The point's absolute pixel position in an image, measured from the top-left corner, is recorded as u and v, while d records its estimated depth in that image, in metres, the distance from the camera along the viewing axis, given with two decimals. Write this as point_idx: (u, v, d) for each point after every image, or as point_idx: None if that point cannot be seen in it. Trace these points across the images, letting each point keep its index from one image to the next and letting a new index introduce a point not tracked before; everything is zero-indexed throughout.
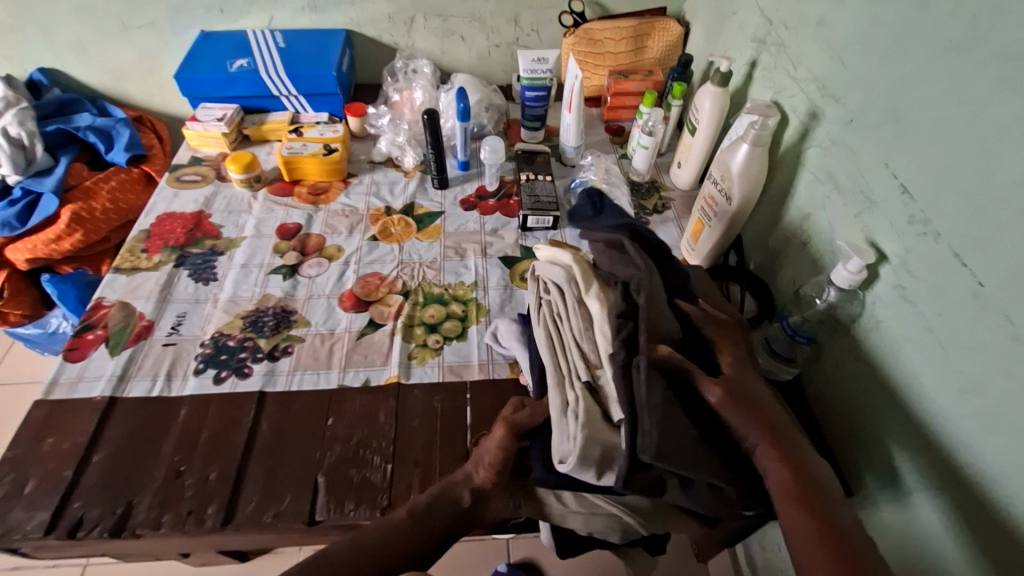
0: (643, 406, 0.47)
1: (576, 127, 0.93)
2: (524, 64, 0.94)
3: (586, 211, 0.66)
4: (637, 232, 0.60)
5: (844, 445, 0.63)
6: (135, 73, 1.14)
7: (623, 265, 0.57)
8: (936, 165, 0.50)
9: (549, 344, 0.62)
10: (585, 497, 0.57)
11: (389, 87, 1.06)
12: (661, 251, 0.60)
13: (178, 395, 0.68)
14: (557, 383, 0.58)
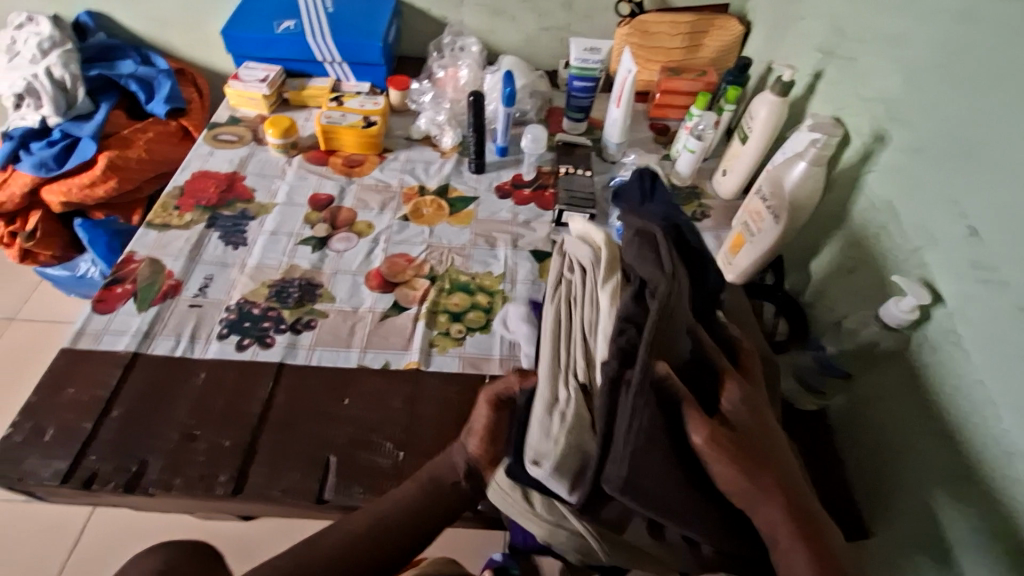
0: (623, 425, 0.43)
1: (622, 123, 0.90)
2: (575, 53, 0.90)
3: (633, 195, 0.58)
4: (679, 230, 0.53)
5: (869, 493, 0.61)
6: (179, 23, 1.13)
7: (649, 259, 0.50)
8: (1011, 209, 0.47)
9: (555, 327, 0.59)
10: (556, 505, 0.50)
11: (433, 63, 1.02)
12: (698, 255, 0.53)
13: (199, 358, 0.68)
14: (551, 377, 0.54)
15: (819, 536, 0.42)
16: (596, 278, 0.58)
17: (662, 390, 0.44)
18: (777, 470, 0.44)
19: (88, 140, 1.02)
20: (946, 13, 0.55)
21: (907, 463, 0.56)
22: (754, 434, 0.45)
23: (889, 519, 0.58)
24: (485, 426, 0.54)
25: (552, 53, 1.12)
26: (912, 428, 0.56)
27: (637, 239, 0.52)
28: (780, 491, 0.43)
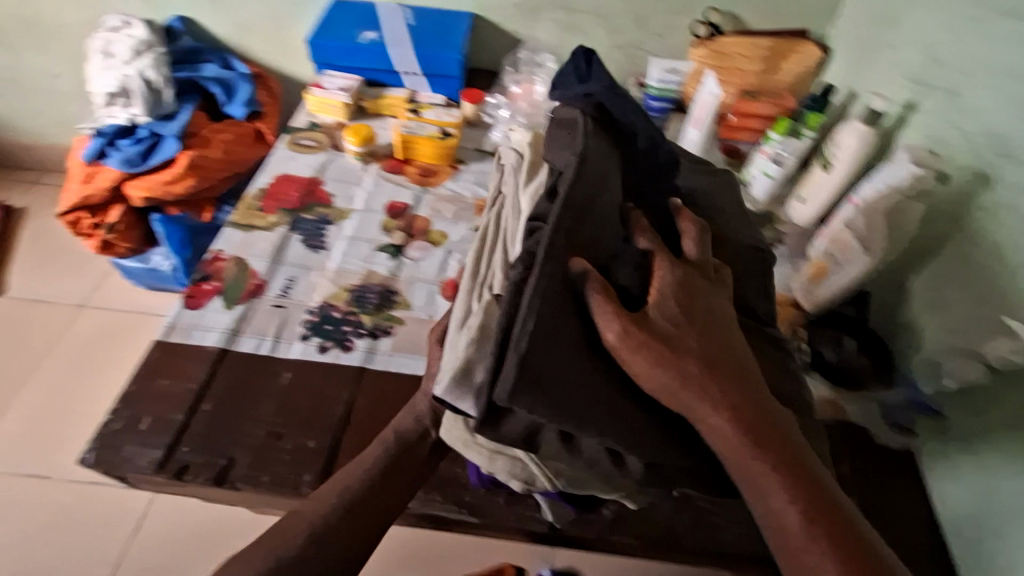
0: (520, 323, 0.43)
1: (699, 144, 0.88)
2: (655, 74, 0.91)
3: (570, 78, 0.57)
4: (601, 108, 0.54)
5: (958, 533, 0.61)
6: (260, 30, 1.16)
7: (563, 147, 0.52)
8: None
9: (481, 241, 0.65)
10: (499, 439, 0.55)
11: (507, 77, 1.03)
12: (621, 132, 0.55)
13: (283, 358, 0.69)
14: (468, 291, 0.60)
15: (760, 427, 0.43)
16: (517, 184, 0.65)
17: (570, 285, 0.45)
18: (707, 351, 0.44)
19: (172, 138, 1.06)
20: None
21: (1009, 513, 0.56)
22: (684, 318, 0.45)
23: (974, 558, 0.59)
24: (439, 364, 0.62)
25: (622, 70, 1.12)
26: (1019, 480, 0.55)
27: (559, 124, 0.54)
28: (708, 380, 0.43)
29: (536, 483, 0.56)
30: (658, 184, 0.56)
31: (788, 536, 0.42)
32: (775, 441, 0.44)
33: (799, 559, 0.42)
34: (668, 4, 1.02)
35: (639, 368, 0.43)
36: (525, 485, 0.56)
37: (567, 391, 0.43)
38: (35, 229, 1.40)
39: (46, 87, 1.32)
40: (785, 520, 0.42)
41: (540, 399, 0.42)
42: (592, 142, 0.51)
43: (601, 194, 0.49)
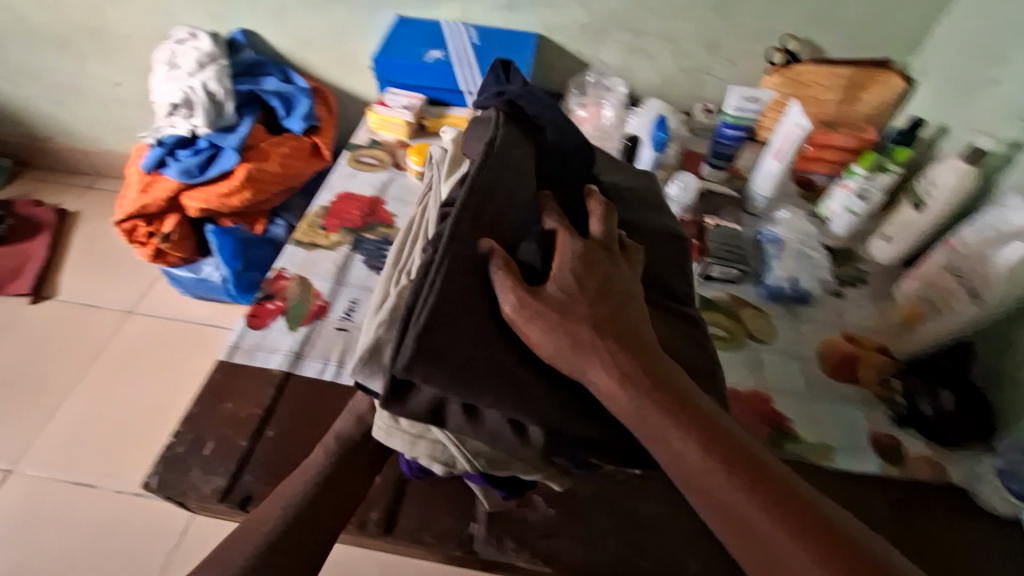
0: (426, 294, 0.44)
1: (778, 176, 0.86)
2: (734, 100, 0.88)
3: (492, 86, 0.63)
4: (514, 105, 0.58)
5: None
6: (321, 46, 1.16)
7: (477, 140, 0.57)
8: None
9: (407, 229, 0.61)
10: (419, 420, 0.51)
11: (573, 100, 1.00)
12: (534, 124, 0.58)
13: (347, 385, 0.67)
14: (387, 278, 0.56)
15: (660, 383, 0.43)
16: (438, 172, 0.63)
17: (477, 261, 0.46)
18: (600, 316, 0.45)
19: (230, 150, 1.06)
20: None
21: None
22: (577, 286, 0.46)
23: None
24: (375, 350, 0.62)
25: (688, 95, 1.09)
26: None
27: (478, 121, 0.59)
28: (599, 339, 0.44)
29: (455, 465, 0.52)
30: (571, 172, 0.58)
31: (710, 495, 0.40)
32: (679, 398, 0.43)
33: (730, 520, 0.39)
34: (743, 29, 0.98)
35: (533, 335, 0.44)
36: (446, 468, 0.52)
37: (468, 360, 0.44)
38: (87, 233, 1.42)
39: (108, 95, 1.34)
40: (700, 477, 0.40)
41: (442, 367, 0.42)
42: (505, 138, 0.55)
43: (506, 179, 0.51)
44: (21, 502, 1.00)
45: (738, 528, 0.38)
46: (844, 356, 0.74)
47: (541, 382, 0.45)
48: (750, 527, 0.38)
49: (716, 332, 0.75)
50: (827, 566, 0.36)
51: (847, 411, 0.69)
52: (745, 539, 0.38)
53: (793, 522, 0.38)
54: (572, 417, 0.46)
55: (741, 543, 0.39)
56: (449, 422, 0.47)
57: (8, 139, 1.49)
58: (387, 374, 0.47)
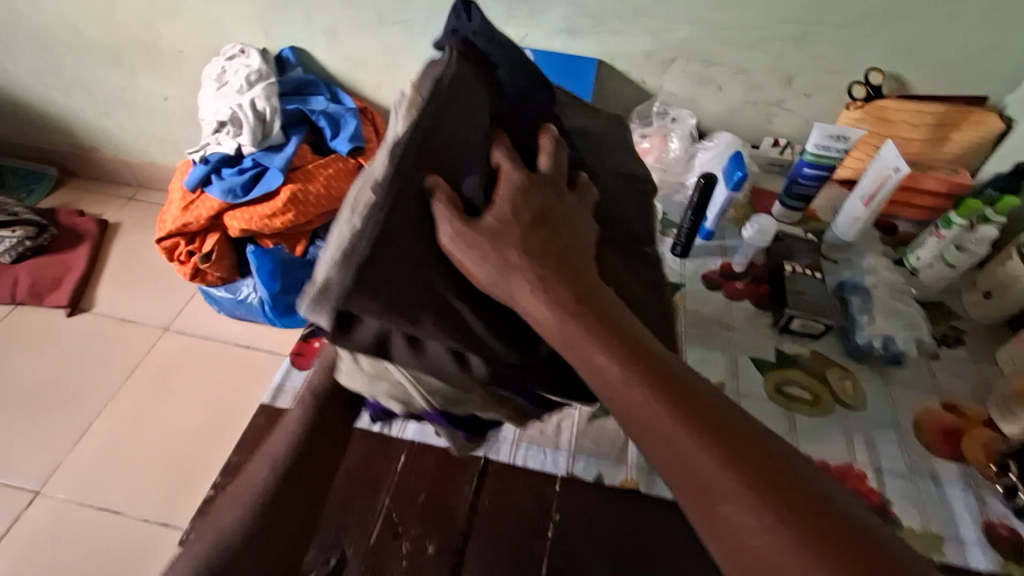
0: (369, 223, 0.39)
1: (863, 223, 0.80)
2: (817, 138, 0.81)
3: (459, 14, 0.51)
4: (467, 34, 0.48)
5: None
6: (371, 65, 1.13)
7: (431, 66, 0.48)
8: None
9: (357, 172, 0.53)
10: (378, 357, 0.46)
11: (635, 130, 0.94)
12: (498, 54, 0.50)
13: (398, 437, 0.62)
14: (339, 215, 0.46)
15: (594, 312, 0.39)
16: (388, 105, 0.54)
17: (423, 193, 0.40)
18: (538, 247, 0.41)
19: (276, 170, 1.03)
20: None
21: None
22: (513, 215, 0.42)
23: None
24: None
25: (755, 126, 1.02)
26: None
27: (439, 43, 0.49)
28: (533, 266, 0.40)
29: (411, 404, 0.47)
30: (529, 109, 0.51)
31: (647, 430, 0.35)
32: (617, 330, 0.38)
33: (668, 460, 0.34)
34: (821, 60, 0.92)
35: (475, 264, 0.40)
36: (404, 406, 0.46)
37: (405, 290, 0.38)
38: (126, 246, 1.41)
39: (155, 108, 1.33)
40: (637, 412, 0.35)
41: (379, 297, 0.37)
42: (456, 72, 0.45)
43: (458, 109, 0.44)
44: (47, 527, 0.97)
45: (674, 465, 0.33)
46: (944, 429, 0.66)
47: (477, 313, 0.41)
48: (689, 465, 0.33)
49: (799, 393, 0.69)
50: (775, 506, 0.31)
51: (953, 494, 0.61)
52: (682, 478, 0.33)
53: (727, 450, 0.33)
54: (508, 352, 0.42)
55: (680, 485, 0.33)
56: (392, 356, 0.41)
57: (56, 148, 1.50)
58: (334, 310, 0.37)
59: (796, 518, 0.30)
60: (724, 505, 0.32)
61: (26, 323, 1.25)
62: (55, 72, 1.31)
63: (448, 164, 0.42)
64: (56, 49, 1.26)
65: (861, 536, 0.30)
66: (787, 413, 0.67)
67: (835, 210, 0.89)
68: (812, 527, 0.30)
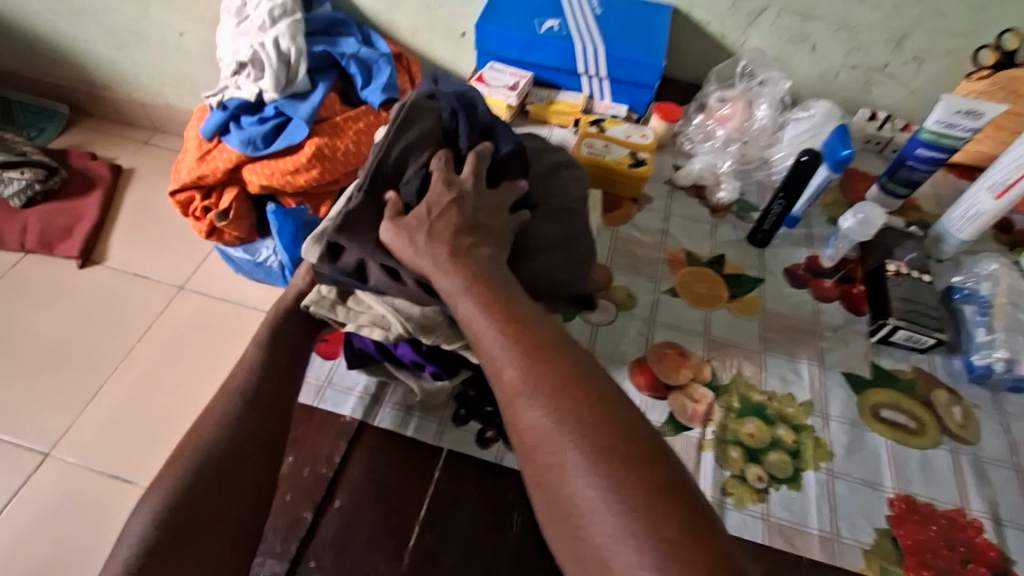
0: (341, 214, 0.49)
1: (989, 219, 0.66)
2: (940, 114, 0.67)
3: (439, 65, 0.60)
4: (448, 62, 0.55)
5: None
6: (409, 4, 0.99)
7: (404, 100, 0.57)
8: None
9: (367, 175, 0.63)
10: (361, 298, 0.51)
11: (715, 91, 0.81)
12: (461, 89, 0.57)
13: (434, 446, 0.54)
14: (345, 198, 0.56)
15: (513, 325, 0.41)
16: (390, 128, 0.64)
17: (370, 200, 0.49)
18: (451, 237, 0.46)
19: (300, 121, 0.92)
20: None
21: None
22: (436, 208, 0.47)
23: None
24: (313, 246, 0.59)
25: (850, 95, 0.88)
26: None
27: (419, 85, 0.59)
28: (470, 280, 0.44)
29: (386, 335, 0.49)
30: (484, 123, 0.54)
31: (506, 394, 0.39)
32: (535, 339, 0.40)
33: (517, 422, 0.38)
34: (946, 19, 0.77)
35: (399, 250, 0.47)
36: (384, 334, 0.49)
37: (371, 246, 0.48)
38: (141, 194, 1.32)
39: (171, 45, 1.22)
40: (502, 378, 0.39)
41: (343, 265, 0.48)
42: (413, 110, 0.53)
43: (411, 129, 0.51)
44: (56, 492, 0.93)
45: (521, 427, 0.37)
46: None
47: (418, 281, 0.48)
48: (542, 451, 0.36)
49: (900, 419, 0.59)
50: (624, 521, 0.32)
51: None
52: (527, 439, 0.37)
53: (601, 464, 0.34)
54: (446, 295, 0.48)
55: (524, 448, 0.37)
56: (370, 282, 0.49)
57: (68, 84, 1.40)
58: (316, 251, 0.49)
59: (614, 474, 0.33)
60: (555, 462, 0.35)
61: (36, 273, 1.18)
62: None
63: (390, 180, 0.50)
64: None
65: (673, 496, 0.33)
66: (884, 442, 0.57)
67: (939, 201, 0.78)
68: (626, 491, 0.33)
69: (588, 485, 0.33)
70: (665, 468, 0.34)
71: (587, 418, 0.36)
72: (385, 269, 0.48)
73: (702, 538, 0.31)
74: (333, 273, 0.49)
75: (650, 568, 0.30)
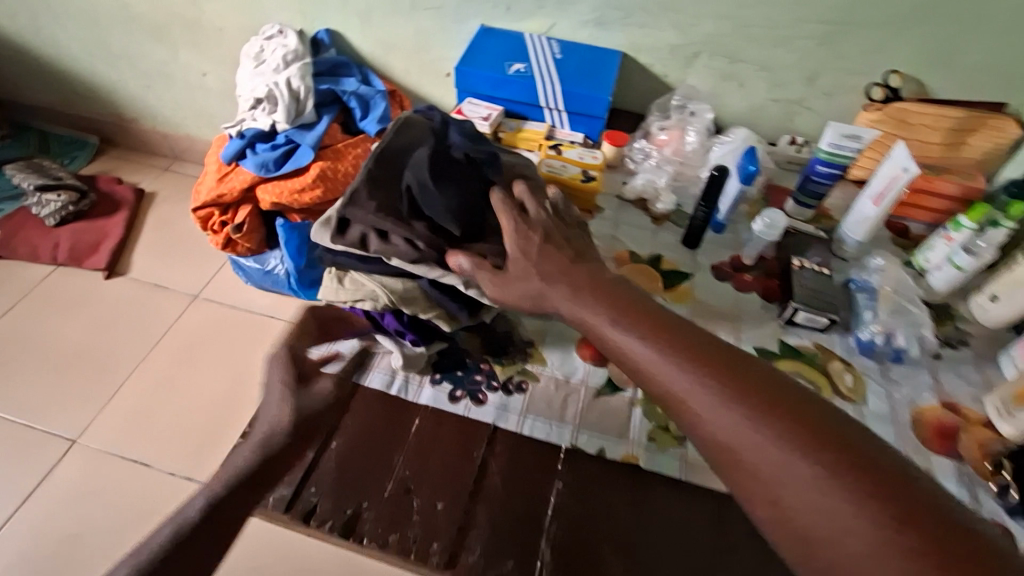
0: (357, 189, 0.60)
1: (874, 222, 0.80)
2: (831, 137, 0.83)
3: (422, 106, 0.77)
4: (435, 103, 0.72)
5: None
6: (403, 49, 1.16)
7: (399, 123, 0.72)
8: None
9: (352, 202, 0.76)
10: (357, 279, 0.63)
11: (656, 121, 0.97)
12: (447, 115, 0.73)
13: (413, 402, 0.66)
14: None
15: (679, 344, 0.46)
16: None
17: (379, 178, 0.60)
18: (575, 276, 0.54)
19: (307, 147, 1.07)
20: None
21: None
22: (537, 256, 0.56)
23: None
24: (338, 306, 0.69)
25: (776, 125, 1.04)
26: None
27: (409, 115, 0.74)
28: (618, 311, 0.50)
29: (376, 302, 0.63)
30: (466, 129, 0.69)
31: (686, 413, 0.43)
32: (704, 355, 0.45)
33: (709, 437, 0.42)
34: (843, 61, 0.93)
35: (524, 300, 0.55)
36: (374, 304, 0.62)
37: (376, 206, 0.58)
38: (160, 215, 1.47)
39: (194, 83, 1.39)
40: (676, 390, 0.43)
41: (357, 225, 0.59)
42: (411, 122, 0.68)
43: (412, 134, 0.65)
44: (81, 476, 1.04)
45: (709, 432, 0.41)
46: (941, 427, 0.68)
47: (414, 234, 0.58)
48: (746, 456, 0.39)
49: (800, 384, 0.71)
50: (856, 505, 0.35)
51: (948, 490, 0.62)
52: (719, 446, 0.41)
53: (812, 458, 0.38)
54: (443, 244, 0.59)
55: (727, 462, 0.41)
56: (371, 250, 0.59)
57: (98, 118, 1.57)
58: (325, 227, 0.60)
59: (830, 471, 0.37)
60: (768, 471, 0.39)
61: (65, 284, 1.31)
62: (101, 44, 1.37)
63: (400, 163, 0.62)
64: (103, 23, 1.31)
65: (882, 480, 0.36)
66: None
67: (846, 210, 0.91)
68: (846, 480, 0.37)
69: (799, 467, 0.38)
70: (871, 459, 0.38)
71: (784, 419, 0.40)
72: (381, 237, 0.59)
73: (940, 525, 0.34)
74: (341, 245, 0.59)
75: (887, 548, 0.34)
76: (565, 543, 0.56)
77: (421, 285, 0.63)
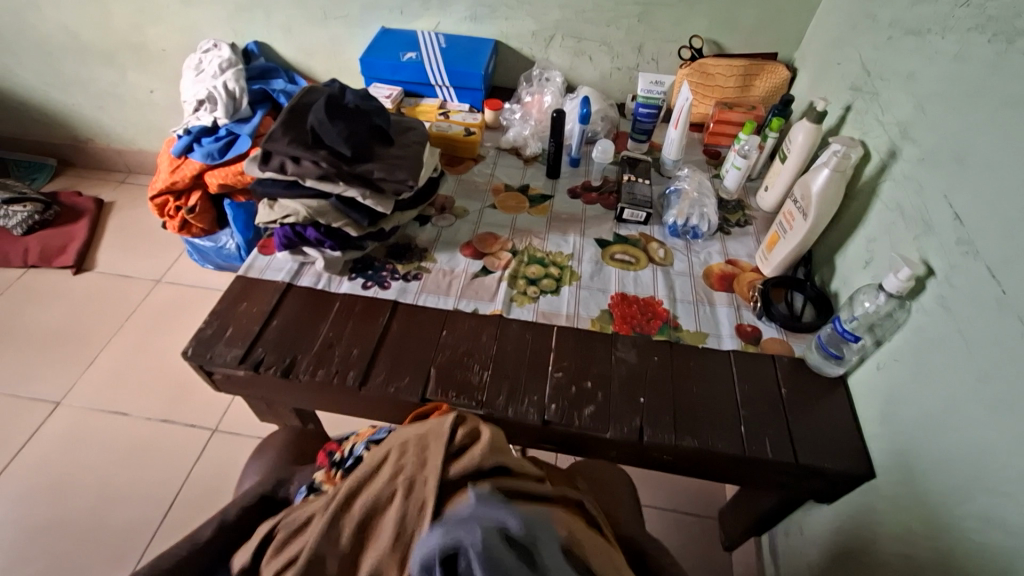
0: (277, 134, 0.84)
1: (679, 142, 1.08)
2: (643, 85, 1.12)
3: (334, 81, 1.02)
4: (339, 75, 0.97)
5: (883, 451, 0.70)
6: (320, 53, 1.39)
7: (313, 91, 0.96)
8: (968, 191, 0.62)
9: None
10: (283, 206, 0.86)
11: (524, 90, 1.26)
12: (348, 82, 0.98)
13: (335, 291, 0.88)
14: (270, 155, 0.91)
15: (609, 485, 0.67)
16: None
17: (292, 125, 0.85)
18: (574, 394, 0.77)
19: (245, 136, 1.27)
20: (944, 56, 0.69)
21: (926, 440, 0.63)
22: (560, 392, 0.77)
23: (891, 473, 0.68)
24: (334, 318, 0.84)
25: (623, 87, 1.33)
26: (934, 402, 0.63)
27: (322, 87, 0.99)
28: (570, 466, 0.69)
29: (299, 217, 0.85)
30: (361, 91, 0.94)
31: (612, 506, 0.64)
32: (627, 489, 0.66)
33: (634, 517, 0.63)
34: (658, 32, 1.22)
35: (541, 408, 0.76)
36: (296, 217, 0.85)
37: (288, 142, 0.83)
38: (121, 219, 1.65)
39: (143, 100, 1.59)
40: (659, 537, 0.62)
41: (278, 156, 0.83)
42: (320, 88, 0.93)
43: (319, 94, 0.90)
44: (67, 429, 1.20)
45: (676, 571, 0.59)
46: (722, 275, 0.94)
47: (317, 158, 0.83)
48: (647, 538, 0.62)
49: (626, 258, 0.96)
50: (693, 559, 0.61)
51: (720, 310, 0.88)
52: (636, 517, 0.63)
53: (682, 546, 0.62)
54: (340, 164, 0.84)
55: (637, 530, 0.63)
56: (289, 173, 0.83)
57: (56, 141, 1.75)
58: (256, 161, 0.85)
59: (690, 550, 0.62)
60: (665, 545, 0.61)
61: (37, 282, 1.48)
62: (56, 73, 1.56)
63: (306, 113, 0.87)
64: (58, 54, 1.51)
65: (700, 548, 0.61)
66: (614, 271, 0.94)
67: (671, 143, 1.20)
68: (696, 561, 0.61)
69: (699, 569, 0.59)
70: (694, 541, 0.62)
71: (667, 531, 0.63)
72: (294, 162, 0.83)
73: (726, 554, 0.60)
74: (266, 171, 0.84)
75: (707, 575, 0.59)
76: (446, 369, 0.79)
77: (331, 202, 0.84)
